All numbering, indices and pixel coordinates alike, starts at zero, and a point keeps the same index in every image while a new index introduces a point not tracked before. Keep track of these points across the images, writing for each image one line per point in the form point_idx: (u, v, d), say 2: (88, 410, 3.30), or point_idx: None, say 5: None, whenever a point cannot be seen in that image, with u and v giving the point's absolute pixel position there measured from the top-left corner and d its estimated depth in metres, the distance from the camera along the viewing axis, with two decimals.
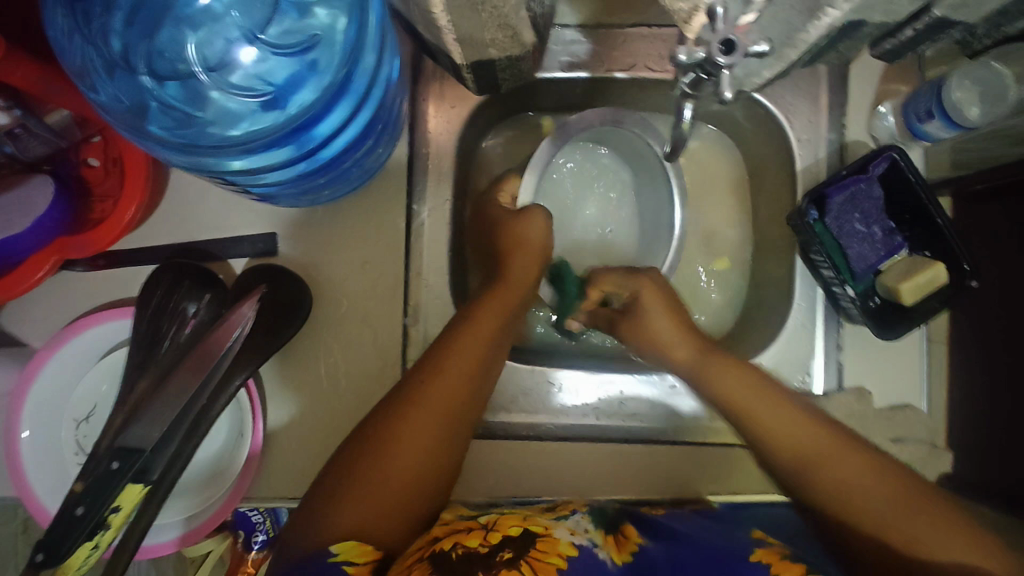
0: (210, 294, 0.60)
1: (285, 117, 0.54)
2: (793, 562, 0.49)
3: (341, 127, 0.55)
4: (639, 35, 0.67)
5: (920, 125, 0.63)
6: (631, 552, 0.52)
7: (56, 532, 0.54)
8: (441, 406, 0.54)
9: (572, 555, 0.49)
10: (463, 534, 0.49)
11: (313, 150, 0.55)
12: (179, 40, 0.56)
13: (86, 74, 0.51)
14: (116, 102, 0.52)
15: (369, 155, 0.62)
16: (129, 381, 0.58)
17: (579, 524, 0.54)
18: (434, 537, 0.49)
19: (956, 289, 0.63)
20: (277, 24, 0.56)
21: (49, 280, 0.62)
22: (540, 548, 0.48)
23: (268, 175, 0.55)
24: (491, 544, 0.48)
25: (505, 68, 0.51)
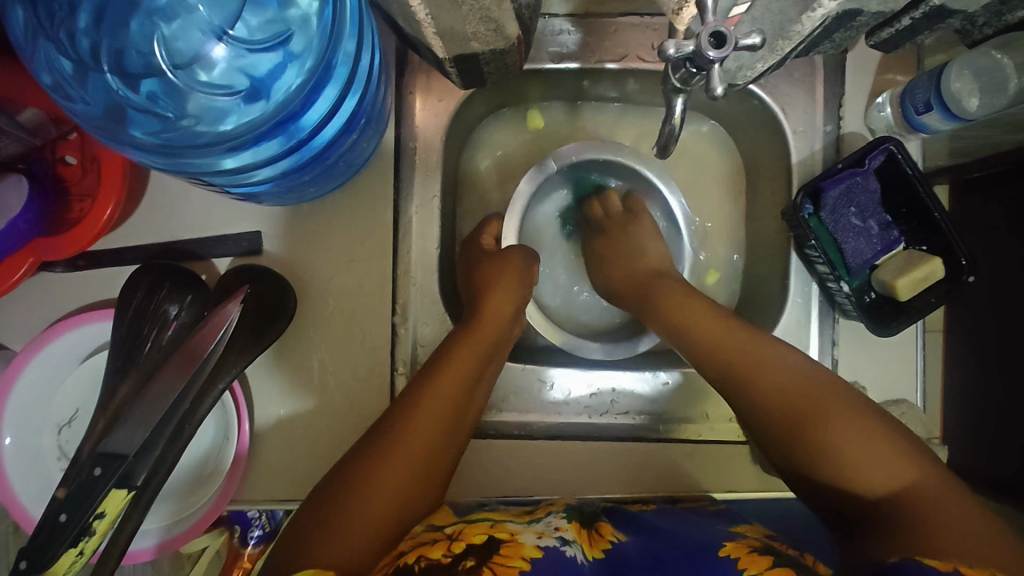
0: (192, 296, 0.58)
1: (270, 107, 0.52)
2: (761, 555, 0.48)
3: (327, 117, 0.54)
4: (631, 24, 0.66)
5: (918, 117, 0.61)
6: (603, 549, 0.51)
7: (42, 538, 0.53)
8: (423, 433, 0.54)
9: (536, 557, 0.47)
10: (427, 546, 0.47)
11: (299, 144, 0.54)
12: (149, 37, 0.54)
13: (57, 80, 0.50)
14: (86, 106, 0.50)
15: (354, 150, 0.60)
16: (110, 386, 0.56)
17: (549, 526, 0.53)
18: (400, 552, 0.47)
19: (953, 285, 0.62)
20: (249, 18, 0.54)
21: (29, 282, 0.61)
22: (504, 553, 0.47)
23: (254, 174, 0.54)
24: (454, 554, 0.46)
25: (490, 62, 0.48)
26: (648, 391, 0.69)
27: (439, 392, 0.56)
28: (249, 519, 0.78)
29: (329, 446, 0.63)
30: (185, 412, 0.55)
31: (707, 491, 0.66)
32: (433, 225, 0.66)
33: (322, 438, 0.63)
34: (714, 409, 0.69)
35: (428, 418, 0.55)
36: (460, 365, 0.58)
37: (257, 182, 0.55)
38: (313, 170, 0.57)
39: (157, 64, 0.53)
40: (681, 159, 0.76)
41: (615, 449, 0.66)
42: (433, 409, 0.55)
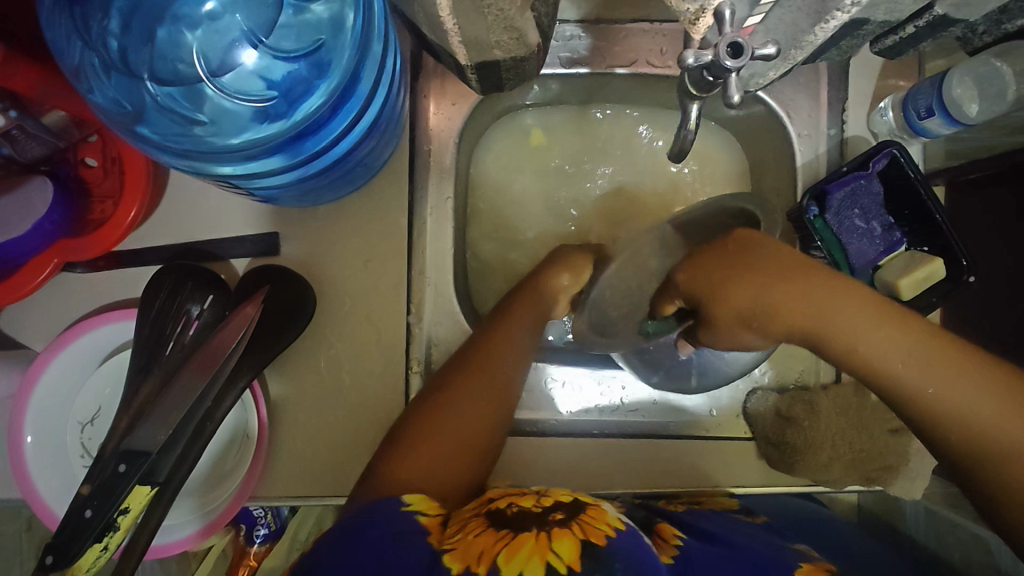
0: (213, 296, 0.59)
1: (288, 121, 0.53)
2: None
3: (342, 133, 0.55)
4: (640, 30, 0.68)
5: (920, 121, 0.62)
6: (673, 553, 0.53)
7: (66, 535, 0.54)
8: (495, 384, 0.60)
9: (620, 526, 0.48)
10: (518, 496, 0.51)
11: (308, 158, 0.55)
12: (181, 41, 0.55)
13: (84, 76, 0.50)
14: (115, 106, 0.51)
15: (372, 154, 0.61)
16: (133, 384, 0.57)
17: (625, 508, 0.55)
18: (490, 497, 0.52)
19: (954, 284, 0.63)
20: (279, 25, 0.55)
21: (49, 283, 0.62)
22: (590, 514, 0.49)
23: (263, 181, 0.55)
24: (544, 506, 0.49)
25: (509, 69, 0.49)
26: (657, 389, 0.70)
27: (499, 354, 0.61)
28: (255, 518, 0.80)
29: (345, 444, 0.64)
30: (208, 407, 0.57)
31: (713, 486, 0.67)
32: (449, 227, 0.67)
33: (338, 434, 0.64)
34: (720, 407, 0.70)
35: (503, 371, 0.61)
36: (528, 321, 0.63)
37: (276, 183, 0.56)
38: (328, 174, 0.58)
39: (182, 67, 0.55)
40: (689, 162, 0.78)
41: (621, 445, 0.68)
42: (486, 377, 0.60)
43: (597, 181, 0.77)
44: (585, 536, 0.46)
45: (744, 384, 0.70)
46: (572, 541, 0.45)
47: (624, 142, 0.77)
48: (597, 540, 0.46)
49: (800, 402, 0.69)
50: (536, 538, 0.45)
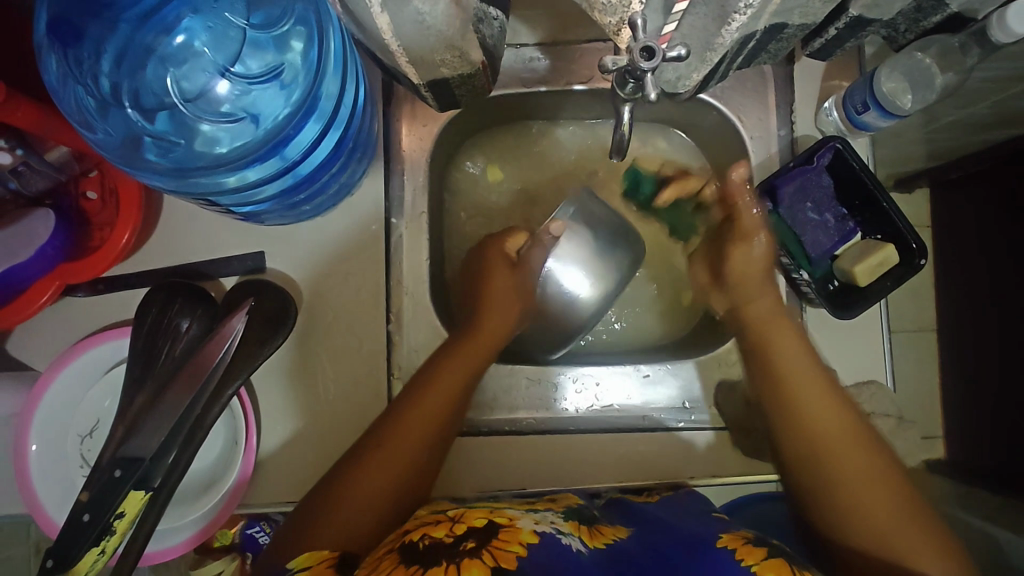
0: (201, 310, 0.63)
1: (265, 133, 0.59)
2: (756, 546, 0.52)
3: (316, 141, 0.59)
4: (594, 49, 0.73)
5: (858, 116, 0.66)
6: (604, 541, 0.53)
7: (65, 540, 0.57)
8: (414, 432, 0.61)
9: (532, 542, 0.50)
10: (432, 526, 0.52)
11: (294, 164, 0.59)
12: (162, 75, 0.60)
13: (83, 114, 0.56)
14: (109, 138, 0.57)
15: (343, 171, 0.66)
16: (127, 396, 0.61)
17: (547, 516, 0.56)
18: (405, 530, 0.53)
19: (909, 269, 0.66)
20: (246, 55, 0.61)
21: (54, 308, 0.67)
22: (502, 537, 0.50)
23: (258, 193, 0.60)
24: (455, 535, 0.50)
25: (460, 85, 0.54)
26: (631, 383, 0.72)
27: (425, 403, 0.62)
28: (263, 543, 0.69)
29: (331, 450, 0.67)
30: (198, 414, 0.60)
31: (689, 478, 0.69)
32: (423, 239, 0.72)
33: (324, 440, 0.67)
34: (692, 400, 0.72)
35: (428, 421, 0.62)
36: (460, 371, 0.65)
37: (261, 201, 0.61)
38: (306, 190, 0.63)
39: (169, 100, 0.60)
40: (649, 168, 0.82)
41: (601, 440, 0.70)
42: (419, 418, 0.62)
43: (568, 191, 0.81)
44: (496, 563, 0.47)
45: (714, 375, 0.72)
46: (481, 570, 0.46)
47: (590, 153, 0.81)
48: (506, 565, 0.47)
49: None
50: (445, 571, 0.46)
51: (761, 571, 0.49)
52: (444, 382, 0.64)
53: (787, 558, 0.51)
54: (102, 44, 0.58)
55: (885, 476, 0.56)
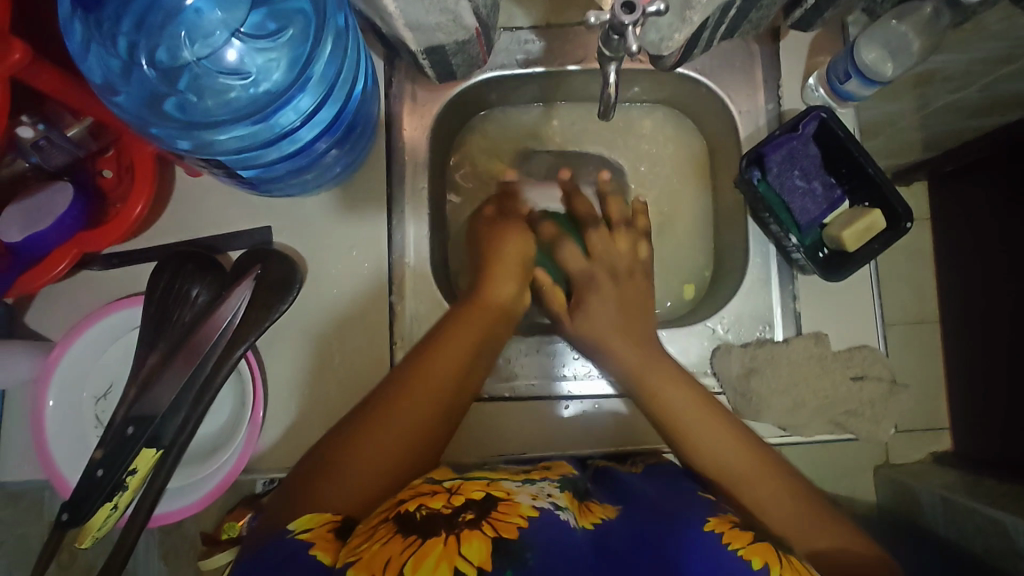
0: (211, 277, 0.66)
1: (271, 93, 0.63)
2: (743, 531, 0.52)
3: (319, 105, 0.64)
4: (588, 30, 0.76)
5: (841, 86, 0.69)
6: (593, 522, 0.54)
7: (79, 495, 0.59)
8: (421, 397, 0.62)
9: (532, 515, 0.50)
10: (428, 497, 0.52)
11: (292, 130, 0.64)
12: (176, 36, 0.63)
13: (107, 76, 0.58)
14: (130, 97, 0.60)
15: (348, 137, 0.70)
16: (139, 358, 0.63)
17: (543, 490, 0.55)
18: (399, 500, 0.53)
19: (895, 232, 0.68)
20: (253, 17, 0.63)
21: (72, 280, 0.70)
22: (501, 510, 0.50)
23: (264, 154, 0.64)
24: (453, 506, 0.50)
25: (455, 53, 0.57)
26: None
27: (431, 366, 0.64)
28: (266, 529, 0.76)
29: (335, 415, 0.69)
30: (209, 371, 0.62)
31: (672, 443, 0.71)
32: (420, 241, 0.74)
33: (328, 406, 0.69)
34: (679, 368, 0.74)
35: (436, 387, 0.63)
36: (469, 337, 0.66)
37: (268, 163, 0.65)
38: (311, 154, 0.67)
39: (186, 59, 0.63)
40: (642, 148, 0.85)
41: (593, 405, 0.72)
42: (427, 388, 0.63)
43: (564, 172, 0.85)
44: (496, 533, 0.47)
45: (709, 342, 0.74)
46: (482, 542, 0.46)
47: (586, 135, 0.85)
48: (508, 535, 0.47)
49: (761, 352, 0.71)
50: (445, 542, 0.46)
51: (748, 555, 0.49)
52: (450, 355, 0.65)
53: (776, 546, 0.51)
54: (124, 8, 0.60)
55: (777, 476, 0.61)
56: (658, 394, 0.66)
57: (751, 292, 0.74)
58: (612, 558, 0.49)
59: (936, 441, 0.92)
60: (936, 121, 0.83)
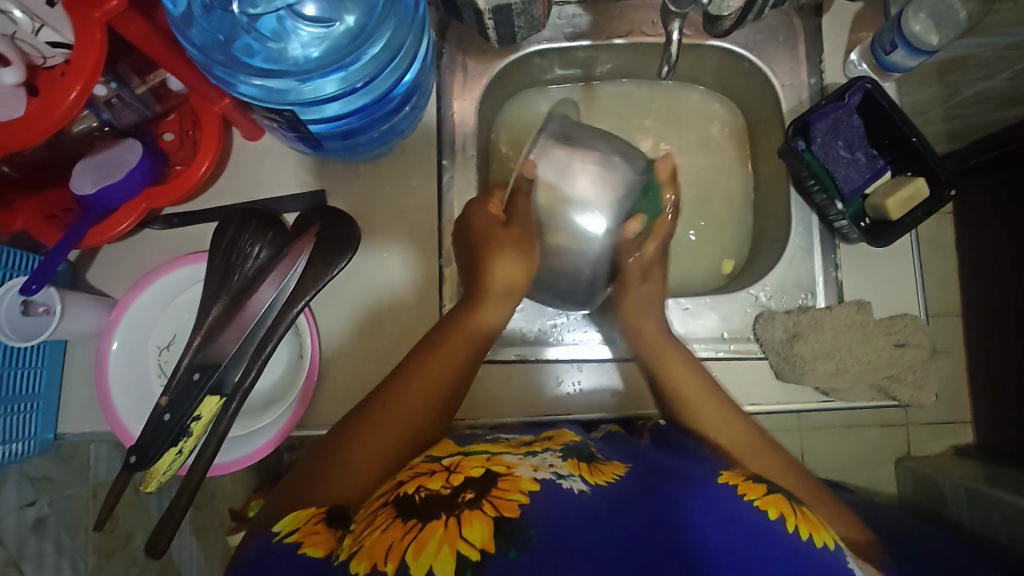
0: (273, 234, 0.68)
1: (349, 45, 0.63)
2: (755, 483, 0.53)
3: (388, 62, 0.64)
4: (634, 6, 0.78)
5: (887, 56, 0.71)
6: (605, 480, 0.52)
7: (146, 438, 0.62)
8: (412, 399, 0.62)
9: (533, 490, 0.48)
10: (427, 478, 0.50)
11: (362, 85, 0.64)
12: None
13: (188, 14, 0.59)
14: (206, 35, 0.60)
15: (407, 100, 0.71)
16: (204, 308, 0.66)
17: (544, 461, 0.54)
18: (399, 482, 0.52)
19: (938, 200, 0.70)
20: None
21: (133, 237, 0.72)
22: (502, 487, 0.48)
23: (328, 107, 0.64)
24: (452, 486, 0.48)
25: (520, 14, 0.65)
26: (674, 317, 0.75)
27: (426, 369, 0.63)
28: None
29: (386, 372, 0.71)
30: (267, 329, 0.64)
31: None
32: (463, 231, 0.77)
33: (379, 362, 0.71)
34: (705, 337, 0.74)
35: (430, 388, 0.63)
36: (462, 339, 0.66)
37: (331, 118, 0.65)
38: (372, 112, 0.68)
39: (260, 13, 0.62)
40: (682, 123, 0.86)
41: (638, 368, 0.74)
42: (418, 389, 0.62)
43: None
44: (497, 512, 0.45)
45: (752, 308, 0.75)
46: (484, 524, 0.45)
47: (626, 111, 0.86)
48: (508, 514, 0.45)
49: (804, 317, 0.72)
50: (445, 527, 0.44)
51: (763, 507, 0.49)
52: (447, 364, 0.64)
53: (785, 496, 0.51)
54: None
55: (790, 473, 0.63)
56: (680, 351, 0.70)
57: (791, 262, 0.75)
58: (627, 521, 0.47)
59: (957, 434, 0.95)
60: (965, 110, 0.83)
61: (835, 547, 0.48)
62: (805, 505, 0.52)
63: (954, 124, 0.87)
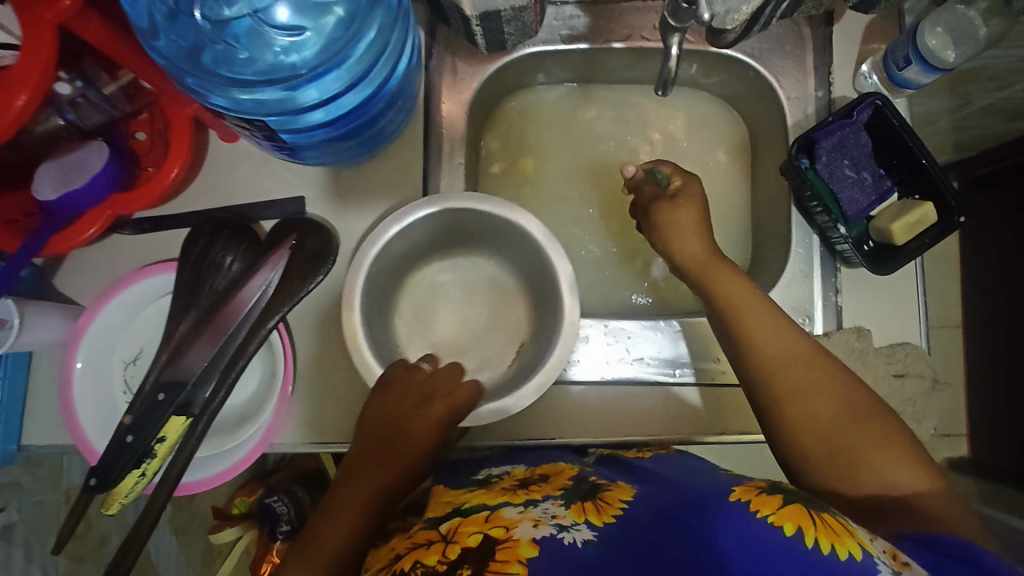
0: (245, 246, 0.65)
1: (330, 46, 0.60)
2: (770, 495, 0.48)
3: (374, 59, 0.61)
4: (634, 8, 0.74)
5: (899, 72, 0.68)
6: (613, 515, 0.49)
7: (109, 459, 0.59)
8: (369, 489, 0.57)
9: (532, 556, 0.44)
10: (423, 551, 0.48)
11: (353, 85, 0.61)
12: None
13: (152, 23, 0.55)
14: (175, 47, 0.57)
15: (401, 96, 0.67)
16: (171, 323, 0.63)
17: (546, 512, 0.49)
18: (396, 555, 0.49)
19: (946, 226, 0.66)
20: None
21: (102, 243, 0.69)
22: (499, 558, 0.44)
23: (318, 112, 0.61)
24: (449, 561, 0.45)
25: (509, 21, 0.61)
26: (662, 338, 0.73)
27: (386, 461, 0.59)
28: (278, 515, 0.97)
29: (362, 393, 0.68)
30: (237, 347, 0.61)
31: (695, 433, 0.70)
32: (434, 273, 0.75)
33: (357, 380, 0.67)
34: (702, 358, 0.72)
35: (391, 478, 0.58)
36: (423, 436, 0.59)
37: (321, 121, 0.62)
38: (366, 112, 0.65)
39: (232, 16, 0.58)
40: (682, 132, 0.82)
41: (625, 392, 0.71)
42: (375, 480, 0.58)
43: (600, 152, 0.82)
44: None
45: None
46: None
47: (626, 117, 0.83)
48: None
49: None
50: None
51: (779, 521, 0.44)
52: (391, 466, 0.58)
53: (805, 504, 0.47)
54: None
55: (867, 420, 0.54)
56: (736, 294, 0.62)
57: (788, 286, 0.72)
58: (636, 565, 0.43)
59: None
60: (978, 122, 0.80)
61: (863, 555, 0.43)
62: (828, 508, 0.47)
63: (963, 134, 0.83)
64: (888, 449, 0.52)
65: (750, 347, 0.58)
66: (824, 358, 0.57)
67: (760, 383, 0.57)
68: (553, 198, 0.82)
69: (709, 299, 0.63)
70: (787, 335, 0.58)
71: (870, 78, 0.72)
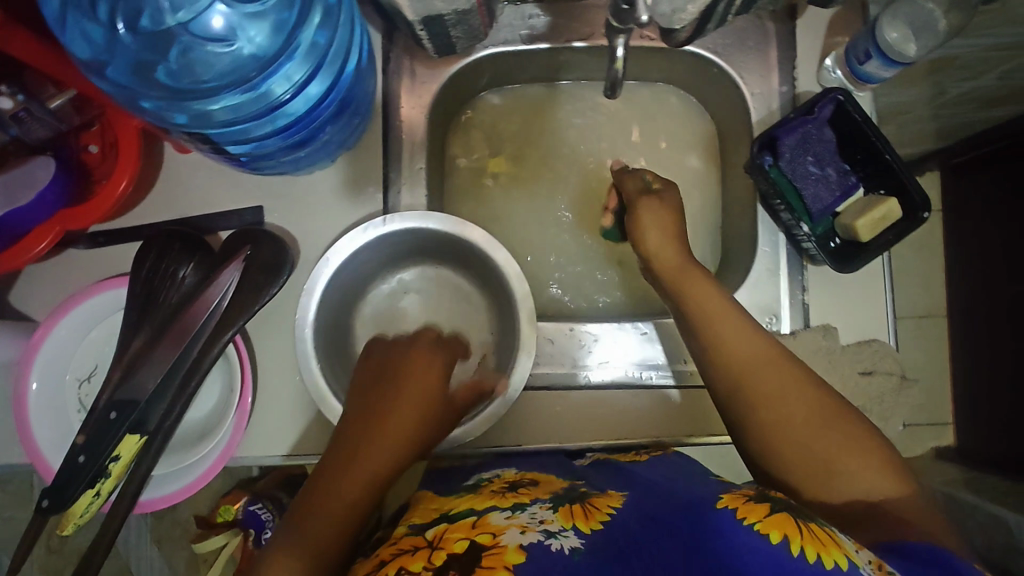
0: (197, 259, 0.64)
1: (275, 49, 0.59)
2: (758, 503, 0.47)
3: (325, 48, 0.60)
4: (594, 5, 0.73)
5: (861, 66, 0.67)
6: (601, 521, 0.47)
7: (61, 480, 0.58)
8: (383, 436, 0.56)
9: (519, 562, 0.42)
10: (409, 556, 0.45)
11: (310, 80, 0.60)
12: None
13: (91, 50, 0.56)
14: (119, 69, 0.57)
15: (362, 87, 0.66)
16: (124, 340, 0.62)
17: (534, 517, 0.48)
18: (382, 560, 0.46)
19: (909, 222, 0.66)
20: None
21: (55, 258, 0.68)
22: (486, 564, 0.42)
23: (287, 108, 0.61)
24: (435, 567, 0.43)
25: (455, 23, 0.60)
26: (629, 341, 0.72)
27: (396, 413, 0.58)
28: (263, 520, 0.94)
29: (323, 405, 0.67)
30: (191, 364, 0.61)
31: (660, 436, 0.70)
32: (398, 287, 0.75)
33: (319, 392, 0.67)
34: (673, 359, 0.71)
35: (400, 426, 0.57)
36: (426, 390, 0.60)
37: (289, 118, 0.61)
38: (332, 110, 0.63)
39: (172, 25, 0.59)
40: (650, 129, 0.81)
41: (591, 396, 0.70)
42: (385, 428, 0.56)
43: (568, 152, 0.81)
44: None
45: None
46: None
47: (592, 117, 0.81)
48: None
49: None
50: None
51: (766, 529, 0.44)
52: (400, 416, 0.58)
53: (793, 513, 0.46)
54: None
55: (836, 424, 0.52)
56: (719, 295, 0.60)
57: (755, 286, 0.71)
58: None
59: None
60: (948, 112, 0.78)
61: (849, 566, 0.42)
62: (815, 517, 0.46)
63: (942, 122, 0.80)
64: (852, 452, 0.51)
65: (710, 352, 0.58)
66: (792, 362, 0.55)
67: (721, 387, 0.57)
68: (520, 200, 0.81)
69: (672, 302, 0.63)
70: (753, 336, 0.57)
71: (834, 73, 0.71)
